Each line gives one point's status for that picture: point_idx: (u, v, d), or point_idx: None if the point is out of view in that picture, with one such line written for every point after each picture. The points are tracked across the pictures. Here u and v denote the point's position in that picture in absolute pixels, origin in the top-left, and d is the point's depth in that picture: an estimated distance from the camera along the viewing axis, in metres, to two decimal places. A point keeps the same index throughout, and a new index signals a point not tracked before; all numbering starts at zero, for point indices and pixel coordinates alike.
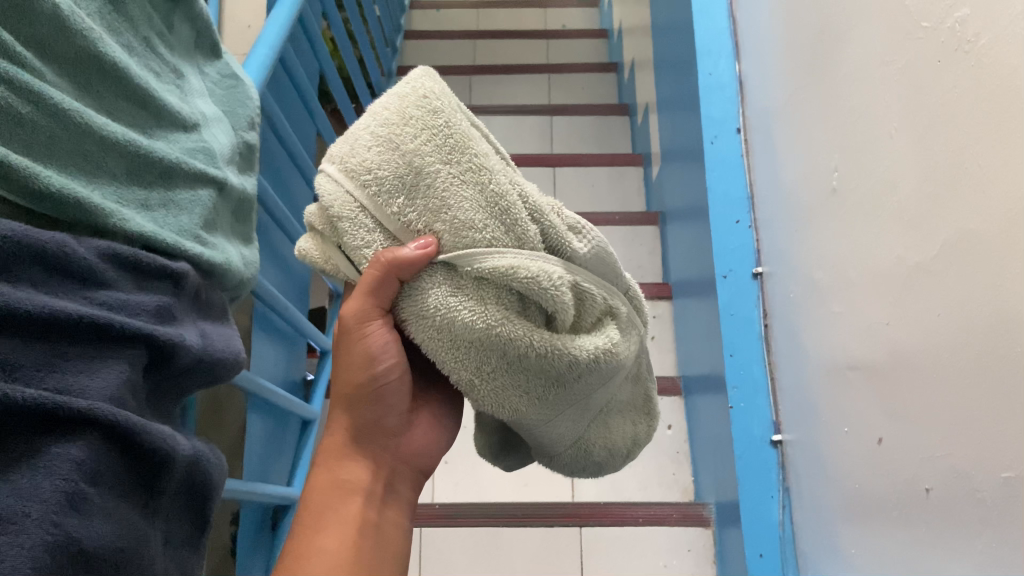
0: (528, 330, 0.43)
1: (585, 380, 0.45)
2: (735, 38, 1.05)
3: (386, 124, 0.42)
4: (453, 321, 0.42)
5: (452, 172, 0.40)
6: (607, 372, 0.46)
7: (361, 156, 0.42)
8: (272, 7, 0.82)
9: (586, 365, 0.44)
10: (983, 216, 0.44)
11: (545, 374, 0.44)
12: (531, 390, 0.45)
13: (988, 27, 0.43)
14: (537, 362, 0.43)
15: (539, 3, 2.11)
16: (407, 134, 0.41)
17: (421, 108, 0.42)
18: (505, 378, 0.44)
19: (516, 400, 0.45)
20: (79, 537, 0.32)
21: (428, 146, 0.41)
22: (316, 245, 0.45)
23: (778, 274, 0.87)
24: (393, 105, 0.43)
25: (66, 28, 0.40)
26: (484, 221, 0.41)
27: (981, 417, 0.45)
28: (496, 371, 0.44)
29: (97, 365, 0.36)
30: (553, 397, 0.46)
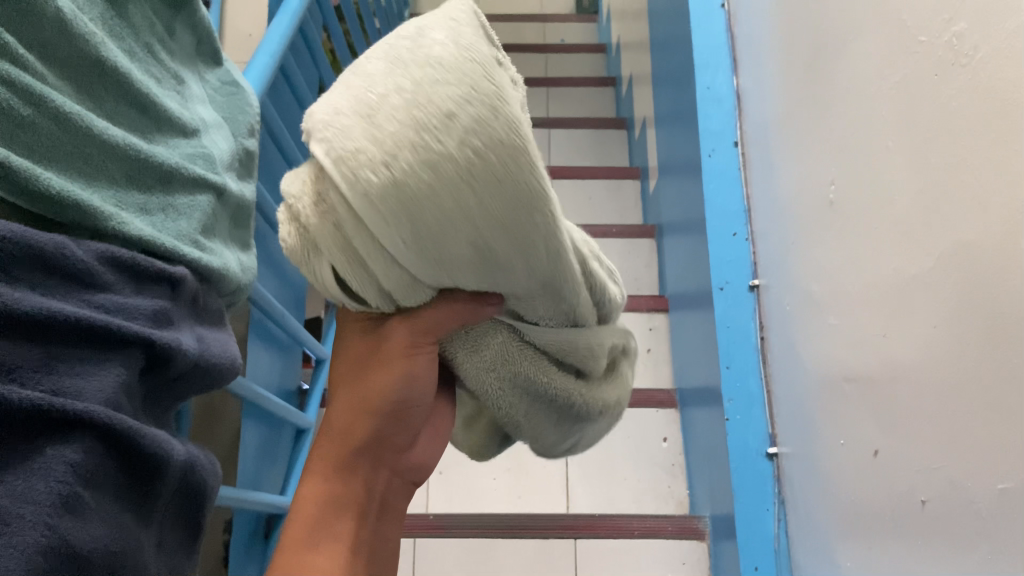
0: (571, 381, 0.49)
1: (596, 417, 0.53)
2: (733, 52, 1.06)
3: (458, 189, 0.31)
4: (519, 377, 0.46)
5: (527, 266, 0.35)
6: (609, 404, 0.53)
7: (428, 234, 0.32)
8: (273, 15, 0.82)
9: (600, 408, 0.52)
10: (980, 227, 0.44)
11: (575, 416, 0.50)
12: (556, 427, 0.51)
13: (986, 40, 0.44)
14: (573, 406, 0.49)
15: (538, 17, 2.12)
16: (492, 226, 0.32)
17: (514, 190, 0.32)
18: (545, 417, 0.50)
19: (543, 431, 0.51)
20: (72, 540, 0.32)
21: (513, 244, 0.34)
22: (300, 247, 0.35)
23: (774, 286, 0.87)
24: (467, 156, 0.31)
25: (69, 32, 0.40)
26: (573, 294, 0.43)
27: (977, 429, 0.45)
28: (538, 411, 0.49)
29: (94, 367, 0.36)
30: (569, 433, 0.53)
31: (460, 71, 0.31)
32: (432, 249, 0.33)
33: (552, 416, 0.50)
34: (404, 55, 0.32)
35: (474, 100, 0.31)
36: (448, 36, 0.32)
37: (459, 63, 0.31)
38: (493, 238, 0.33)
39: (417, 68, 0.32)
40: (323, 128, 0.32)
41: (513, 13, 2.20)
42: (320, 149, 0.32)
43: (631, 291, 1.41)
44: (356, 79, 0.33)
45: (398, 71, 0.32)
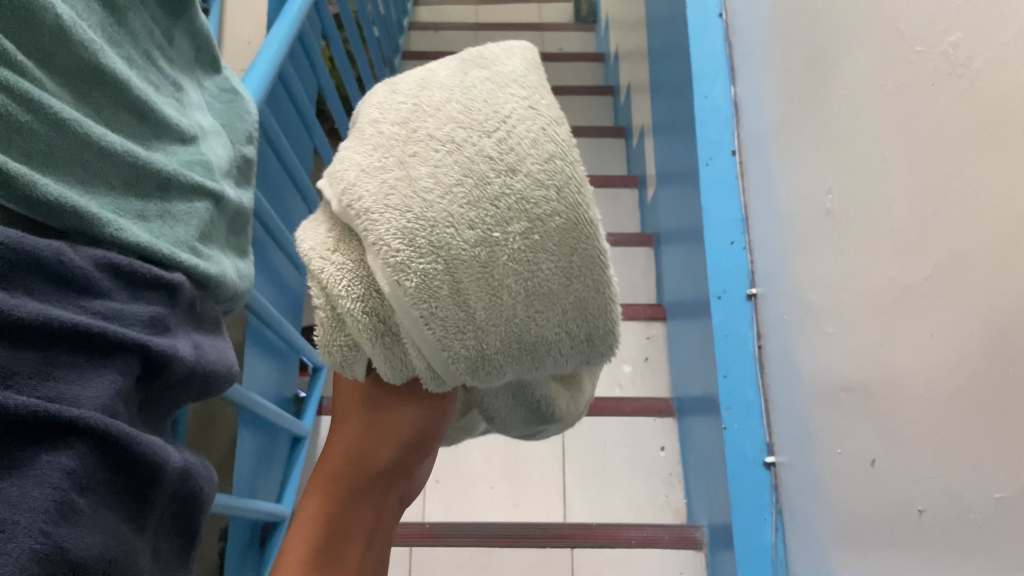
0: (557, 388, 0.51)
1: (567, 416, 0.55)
2: (730, 62, 1.06)
3: (528, 336, 0.37)
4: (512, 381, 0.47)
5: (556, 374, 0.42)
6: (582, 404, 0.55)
7: (497, 376, 0.39)
8: (272, 22, 0.83)
9: (571, 412, 0.54)
10: (976, 237, 0.44)
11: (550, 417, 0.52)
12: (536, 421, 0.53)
13: (981, 50, 0.44)
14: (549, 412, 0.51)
15: (535, 27, 2.13)
16: (547, 360, 0.39)
17: (575, 335, 0.38)
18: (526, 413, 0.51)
19: (522, 422, 0.53)
20: (67, 547, 0.32)
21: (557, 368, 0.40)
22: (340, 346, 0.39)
23: (771, 295, 0.87)
24: (543, 311, 0.37)
25: (68, 39, 0.40)
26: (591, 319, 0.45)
27: (974, 438, 0.45)
28: (523, 410, 0.50)
29: (89, 373, 0.35)
30: (544, 427, 0.54)
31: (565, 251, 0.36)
32: (488, 376, 0.38)
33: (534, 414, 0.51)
34: (489, 191, 0.35)
35: (574, 283, 0.37)
36: (537, 174, 0.35)
37: (563, 233, 0.35)
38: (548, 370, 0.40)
39: (511, 227, 0.35)
40: (408, 268, 0.35)
41: (512, 22, 2.21)
42: (406, 293, 0.35)
43: (628, 300, 1.41)
44: (429, 191, 0.35)
45: (488, 214, 0.35)
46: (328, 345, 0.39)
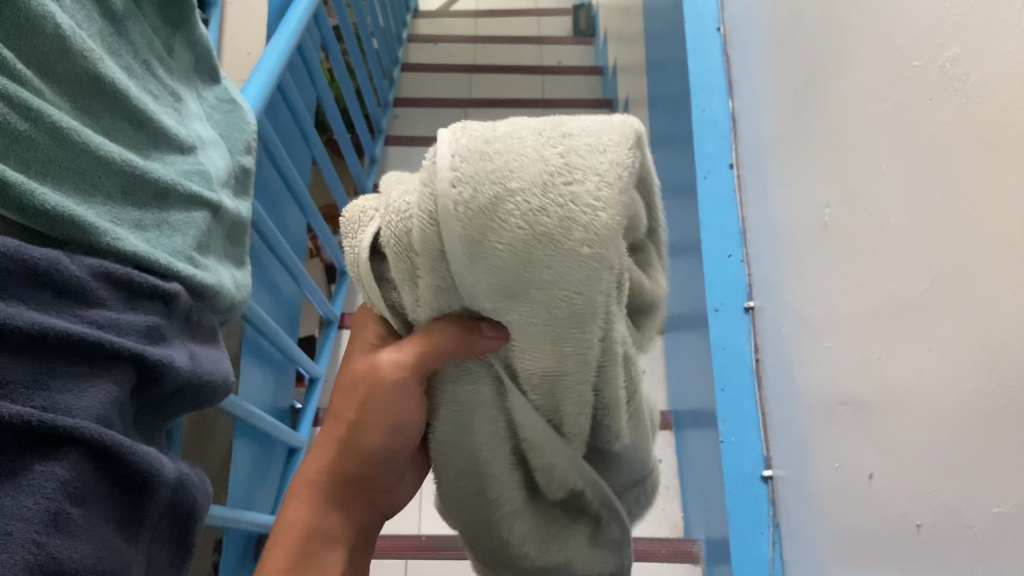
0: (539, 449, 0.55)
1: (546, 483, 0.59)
2: (728, 77, 1.06)
3: (512, 174, 0.37)
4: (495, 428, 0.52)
5: (539, 260, 0.39)
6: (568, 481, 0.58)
7: (482, 226, 0.38)
8: (271, 34, 0.83)
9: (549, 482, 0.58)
10: (973, 251, 0.44)
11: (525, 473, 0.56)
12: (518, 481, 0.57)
13: (977, 65, 0.44)
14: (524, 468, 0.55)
15: (534, 40, 2.13)
16: (523, 214, 0.37)
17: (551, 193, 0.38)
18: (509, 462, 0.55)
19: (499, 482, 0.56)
20: (61, 558, 0.32)
21: (531, 228, 0.38)
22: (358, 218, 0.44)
23: (769, 308, 0.87)
24: (532, 164, 0.38)
25: (68, 48, 0.40)
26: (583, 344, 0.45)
27: (970, 452, 0.45)
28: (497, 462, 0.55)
29: (86, 383, 0.35)
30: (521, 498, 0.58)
31: (579, 169, 0.38)
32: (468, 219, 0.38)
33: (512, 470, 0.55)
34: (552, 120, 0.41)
35: (577, 161, 0.38)
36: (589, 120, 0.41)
37: (588, 137, 0.39)
38: (528, 248, 0.38)
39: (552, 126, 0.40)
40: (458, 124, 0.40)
41: (510, 36, 2.21)
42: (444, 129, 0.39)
43: None
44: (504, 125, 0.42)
45: (540, 137, 0.39)
46: (351, 218, 0.44)
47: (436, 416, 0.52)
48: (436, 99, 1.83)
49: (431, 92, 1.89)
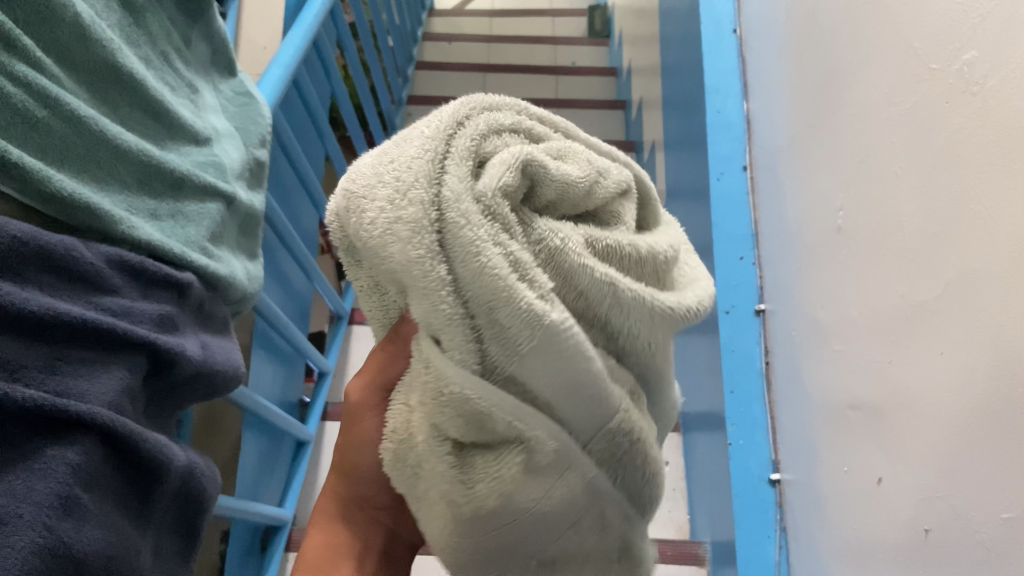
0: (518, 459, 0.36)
1: (541, 528, 0.39)
2: (743, 79, 1.06)
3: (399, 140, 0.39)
4: (454, 488, 0.36)
5: (409, 152, 0.35)
6: (560, 517, 0.39)
7: (359, 176, 0.37)
8: (288, 29, 0.83)
9: (565, 496, 0.39)
10: (988, 255, 0.44)
11: (533, 512, 0.38)
12: (489, 549, 0.39)
13: (996, 69, 0.44)
14: (527, 501, 0.37)
15: (549, 40, 2.14)
16: (396, 144, 0.37)
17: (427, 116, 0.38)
18: (491, 518, 0.37)
19: (476, 556, 0.39)
20: (69, 542, 0.32)
21: (398, 145, 0.37)
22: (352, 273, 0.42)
23: (780, 311, 0.87)
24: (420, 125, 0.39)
25: (87, 37, 0.40)
26: (495, 326, 0.34)
27: (984, 458, 0.44)
28: (477, 526, 0.37)
29: (100, 369, 0.36)
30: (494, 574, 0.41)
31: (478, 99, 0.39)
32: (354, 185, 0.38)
33: (511, 522, 0.38)
34: None
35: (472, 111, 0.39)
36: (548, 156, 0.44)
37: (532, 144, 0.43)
38: (399, 150, 0.36)
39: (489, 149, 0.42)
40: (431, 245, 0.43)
41: (524, 36, 2.21)
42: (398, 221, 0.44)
43: None
44: None
45: None
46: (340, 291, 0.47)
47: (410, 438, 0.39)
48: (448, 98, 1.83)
49: (445, 91, 1.90)
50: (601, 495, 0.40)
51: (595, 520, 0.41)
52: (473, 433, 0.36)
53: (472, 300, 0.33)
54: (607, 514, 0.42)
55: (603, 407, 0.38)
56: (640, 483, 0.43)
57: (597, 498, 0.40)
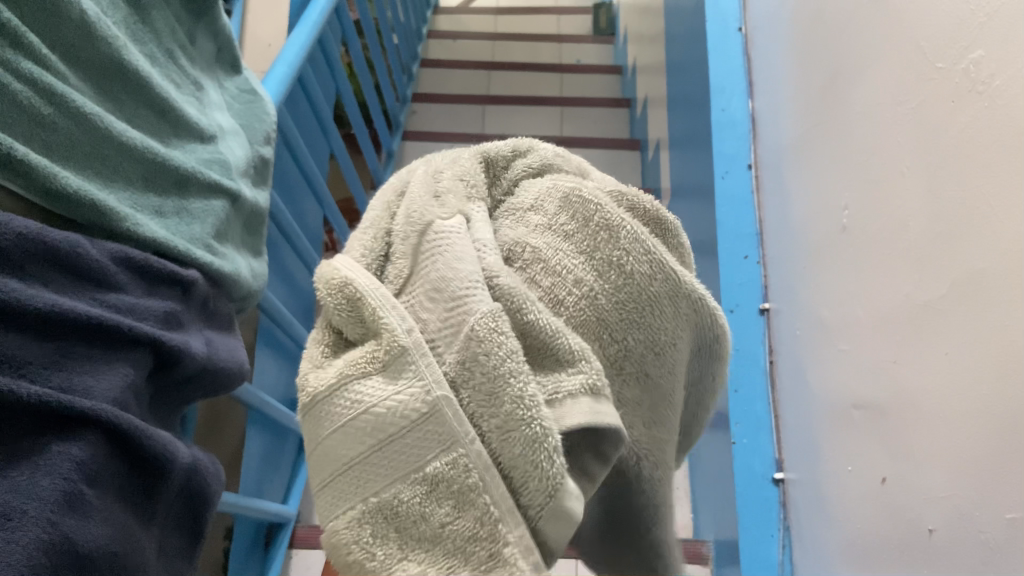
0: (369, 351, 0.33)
1: (382, 452, 0.32)
2: (749, 77, 1.06)
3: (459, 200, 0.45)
4: (311, 376, 0.34)
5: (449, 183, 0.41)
6: (398, 453, 0.32)
7: None
8: (294, 26, 0.83)
9: (407, 409, 0.32)
10: (994, 254, 0.44)
11: (371, 416, 0.32)
12: (337, 468, 0.33)
13: (1002, 68, 0.44)
14: (357, 403, 0.32)
15: (554, 38, 2.13)
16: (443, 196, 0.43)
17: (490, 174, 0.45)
18: (322, 412, 0.33)
19: (328, 483, 0.34)
20: (74, 537, 0.32)
21: None
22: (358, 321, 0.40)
23: (785, 310, 0.87)
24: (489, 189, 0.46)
25: (93, 34, 0.40)
26: (402, 237, 0.37)
27: (988, 458, 0.44)
28: (320, 425, 0.34)
29: (105, 366, 0.36)
30: (342, 529, 0.32)
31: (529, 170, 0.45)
32: None
33: (349, 423, 0.33)
34: None
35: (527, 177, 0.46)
36: None
37: None
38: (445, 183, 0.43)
39: None
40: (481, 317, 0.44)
41: (529, 33, 2.21)
42: None
43: None
44: None
45: None
46: None
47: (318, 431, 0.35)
48: (453, 95, 1.83)
49: (450, 88, 1.90)
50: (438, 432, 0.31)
51: (453, 475, 0.31)
52: (354, 329, 0.35)
53: (392, 223, 0.38)
54: (472, 471, 0.31)
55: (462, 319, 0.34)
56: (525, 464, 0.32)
57: (449, 439, 0.31)
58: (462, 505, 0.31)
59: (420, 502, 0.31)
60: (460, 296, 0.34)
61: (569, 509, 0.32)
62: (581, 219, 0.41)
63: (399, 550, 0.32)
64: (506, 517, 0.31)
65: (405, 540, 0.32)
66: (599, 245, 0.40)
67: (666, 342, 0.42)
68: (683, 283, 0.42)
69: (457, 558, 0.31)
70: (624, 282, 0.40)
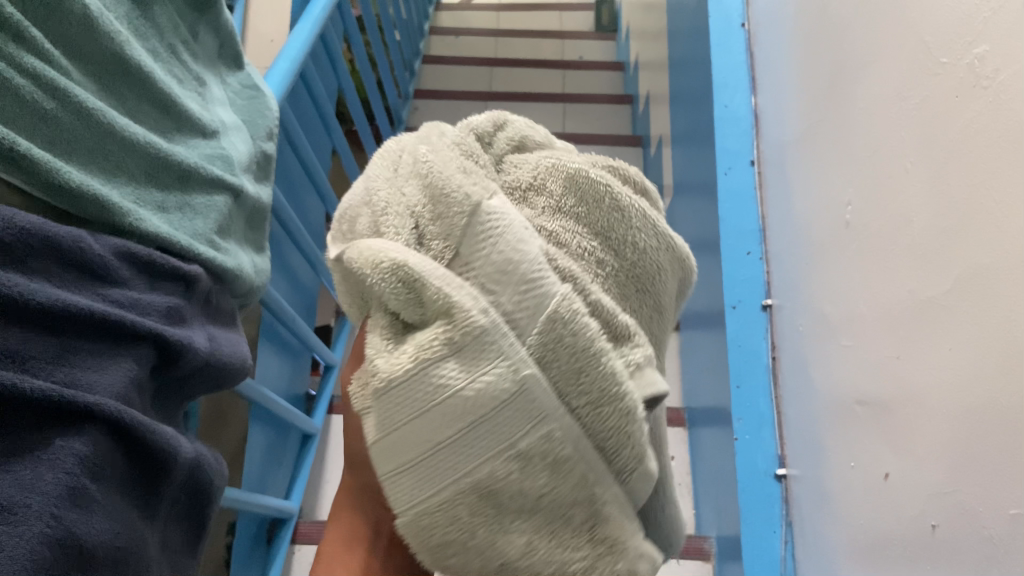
0: (439, 336, 0.33)
1: (475, 431, 0.34)
2: (752, 73, 1.06)
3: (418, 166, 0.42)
4: (381, 363, 0.34)
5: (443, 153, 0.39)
6: (495, 430, 0.34)
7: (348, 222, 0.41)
8: (296, 22, 0.83)
9: (496, 389, 0.34)
10: (998, 250, 0.44)
11: (460, 399, 0.34)
12: (421, 453, 0.34)
13: (1006, 63, 0.43)
14: (448, 388, 0.33)
15: (557, 35, 2.14)
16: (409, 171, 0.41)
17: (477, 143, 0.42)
18: (403, 399, 0.34)
19: (409, 466, 0.34)
20: (78, 532, 0.32)
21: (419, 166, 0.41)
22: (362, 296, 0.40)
23: (787, 305, 0.87)
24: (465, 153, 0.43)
25: (95, 29, 0.40)
26: (437, 215, 0.36)
27: (993, 453, 0.44)
28: (395, 413, 0.34)
29: (108, 360, 0.36)
30: (436, 511, 0.34)
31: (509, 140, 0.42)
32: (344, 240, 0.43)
33: (433, 408, 0.34)
34: None
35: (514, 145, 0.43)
36: None
37: None
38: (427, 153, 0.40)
39: None
40: None
41: (531, 30, 2.21)
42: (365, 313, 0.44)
43: None
44: None
45: None
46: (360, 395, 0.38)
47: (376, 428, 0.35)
48: (456, 92, 1.82)
49: (453, 85, 1.89)
50: (536, 409, 0.34)
51: (547, 448, 0.34)
52: (412, 309, 0.34)
53: (418, 201, 0.37)
54: (562, 444, 0.34)
55: (540, 301, 0.35)
56: (614, 435, 0.36)
57: (540, 414, 0.34)
58: (559, 472, 0.35)
59: (518, 478, 0.34)
60: (534, 276, 0.35)
61: (648, 469, 0.38)
62: (591, 200, 0.40)
63: (499, 523, 0.35)
64: (601, 481, 0.36)
65: (502, 514, 0.35)
66: (629, 223, 0.40)
67: (665, 305, 0.44)
68: (679, 248, 0.44)
69: (558, 521, 0.36)
70: (639, 259, 0.41)
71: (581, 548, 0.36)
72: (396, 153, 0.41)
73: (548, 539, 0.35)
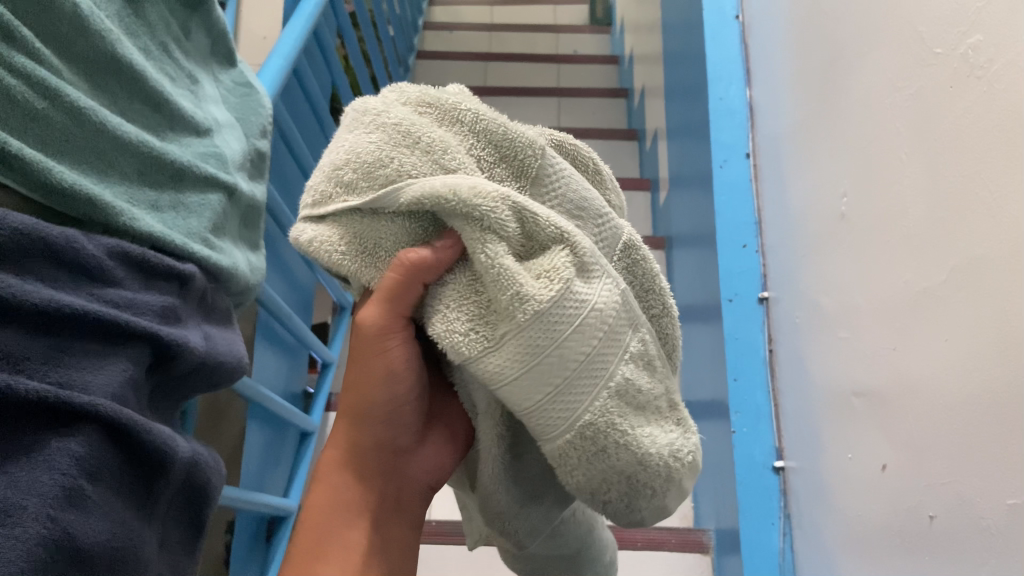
0: (567, 257, 0.37)
1: (605, 343, 0.38)
2: (746, 66, 1.06)
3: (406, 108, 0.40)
4: (530, 285, 0.35)
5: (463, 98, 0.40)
6: (619, 344, 0.39)
7: (372, 161, 0.37)
8: (288, 19, 0.83)
9: (612, 300, 0.38)
10: (994, 241, 0.44)
11: (596, 311, 0.37)
12: (576, 368, 0.37)
13: (1001, 53, 0.43)
14: (590, 304, 0.37)
15: (551, 29, 2.13)
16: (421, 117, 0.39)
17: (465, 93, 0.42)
18: (557, 317, 0.36)
19: (563, 386, 0.37)
20: (75, 533, 0.32)
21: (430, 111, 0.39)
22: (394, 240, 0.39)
23: (784, 298, 0.87)
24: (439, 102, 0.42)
25: (87, 29, 0.40)
26: (499, 158, 0.39)
27: (990, 444, 0.44)
28: (553, 332, 0.36)
29: (101, 361, 0.35)
30: (597, 419, 0.38)
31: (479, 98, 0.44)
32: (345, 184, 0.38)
33: (581, 324, 0.37)
34: None
35: None
36: None
37: None
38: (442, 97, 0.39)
39: None
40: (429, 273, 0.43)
41: (524, 25, 2.20)
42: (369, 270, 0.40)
43: None
44: None
45: None
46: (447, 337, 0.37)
47: (516, 355, 0.36)
48: None
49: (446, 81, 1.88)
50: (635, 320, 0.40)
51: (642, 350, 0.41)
52: (517, 240, 0.37)
53: (475, 142, 0.39)
54: (649, 345, 0.41)
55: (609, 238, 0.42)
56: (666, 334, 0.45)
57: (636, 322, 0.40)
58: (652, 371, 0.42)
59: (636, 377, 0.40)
60: (603, 212, 0.42)
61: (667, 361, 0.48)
62: (580, 167, 0.45)
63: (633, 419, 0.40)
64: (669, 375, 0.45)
65: (630, 412, 0.40)
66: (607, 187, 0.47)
67: None
68: None
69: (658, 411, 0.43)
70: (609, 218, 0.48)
71: (673, 429, 0.43)
72: (396, 104, 0.39)
73: (658, 425, 0.42)
